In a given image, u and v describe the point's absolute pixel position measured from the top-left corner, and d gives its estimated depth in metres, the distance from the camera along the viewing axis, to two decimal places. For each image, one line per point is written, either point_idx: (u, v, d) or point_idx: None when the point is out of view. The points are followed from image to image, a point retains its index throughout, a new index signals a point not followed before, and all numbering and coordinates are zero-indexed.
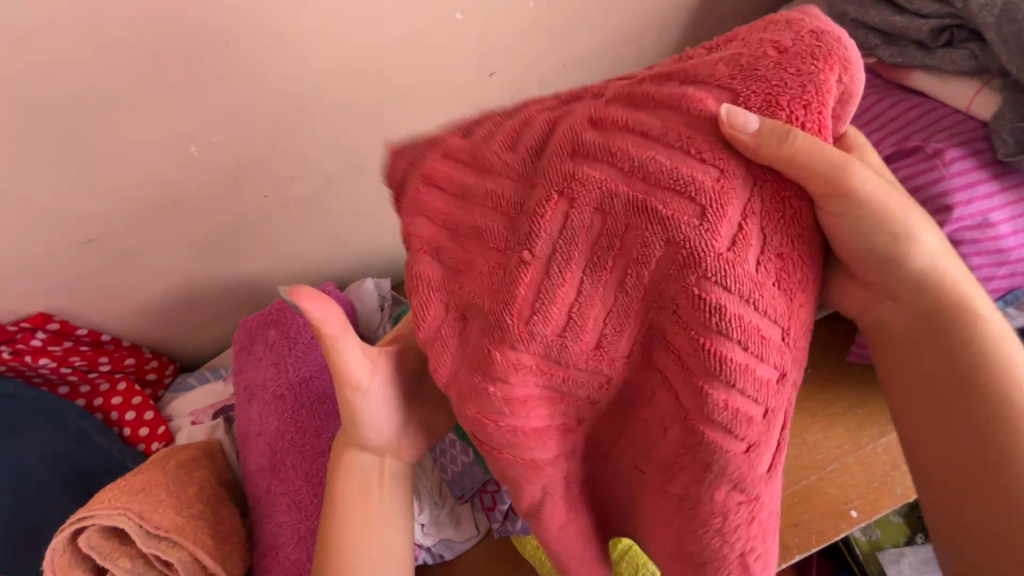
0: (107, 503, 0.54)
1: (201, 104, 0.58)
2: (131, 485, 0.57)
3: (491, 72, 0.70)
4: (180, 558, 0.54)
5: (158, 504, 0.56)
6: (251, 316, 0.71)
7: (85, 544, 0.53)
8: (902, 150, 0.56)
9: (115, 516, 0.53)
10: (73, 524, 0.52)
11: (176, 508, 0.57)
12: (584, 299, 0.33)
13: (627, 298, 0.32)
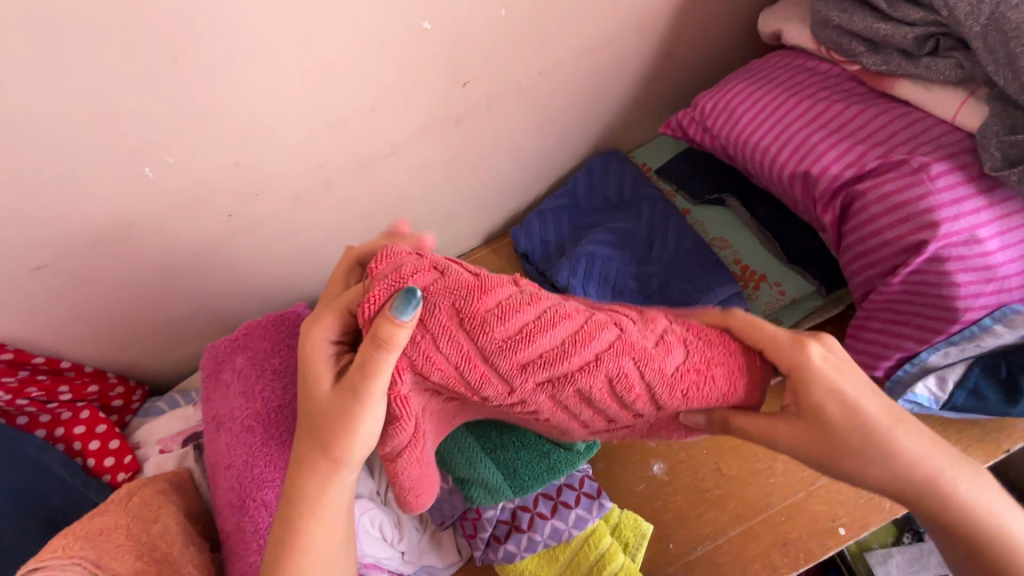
0: (61, 551, 0.51)
1: (152, 124, 0.55)
2: (88, 529, 0.53)
3: (464, 82, 0.67)
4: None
5: (116, 549, 0.53)
6: (218, 343, 0.68)
7: None
8: (888, 163, 0.55)
9: (68, 567, 0.50)
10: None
11: (136, 553, 0.54)
12: (538, 344, 0.43)
13: (608, 351, 0.44)
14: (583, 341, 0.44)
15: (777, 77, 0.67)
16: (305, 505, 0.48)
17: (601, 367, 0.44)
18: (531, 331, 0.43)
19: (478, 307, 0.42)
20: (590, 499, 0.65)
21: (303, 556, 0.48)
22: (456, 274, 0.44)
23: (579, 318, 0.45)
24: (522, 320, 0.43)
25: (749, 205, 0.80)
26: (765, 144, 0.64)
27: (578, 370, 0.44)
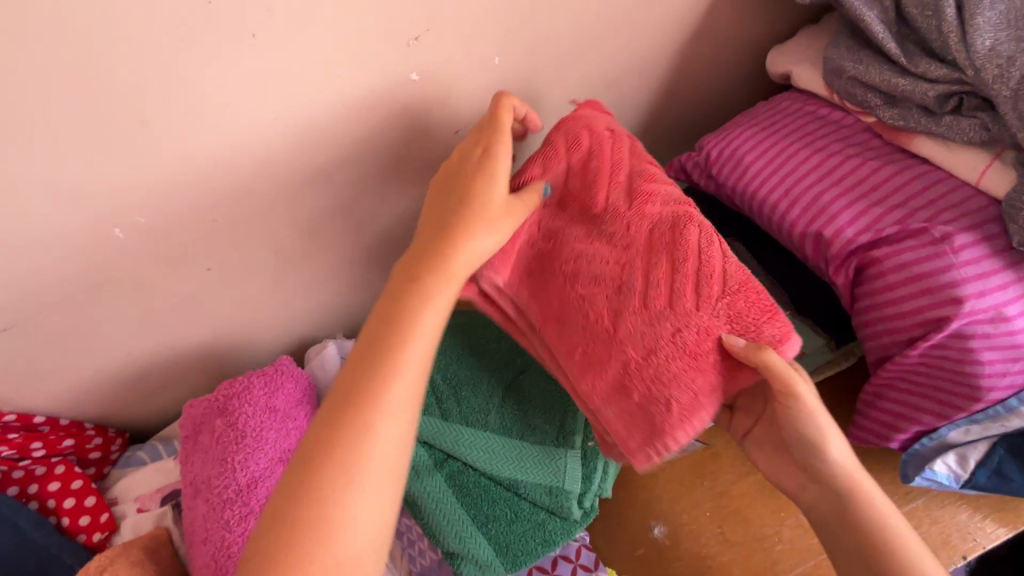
0: None
1: (120, 186, 0.51)
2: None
3: (456, 129, 0.63)
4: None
5: None
6: (195, 403, 0.64)
7: None
8: (906, 230, 0.51)
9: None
10: None
11: None
12: (634, 277, 0.52)
13: (638, 255, 0.52)
14: (660, 277, 0.51)
15: (786, 125, 0.63)
16: (347, 457, 0.41)
17: (700, 321, 0.49)
18: (611, 276, 0.53)
19: (599, 250, 0.54)
20: (585, 570, 0.65)
21: (341, 525, 0.40)
22: (566, 231, 0.56)
23: (677, 250, 0.52)
24: (610, 253, 0.53)
25: (757, 251, 0.76)
26: (773, 198, 0.60)
27: (647, 253, 0.53)
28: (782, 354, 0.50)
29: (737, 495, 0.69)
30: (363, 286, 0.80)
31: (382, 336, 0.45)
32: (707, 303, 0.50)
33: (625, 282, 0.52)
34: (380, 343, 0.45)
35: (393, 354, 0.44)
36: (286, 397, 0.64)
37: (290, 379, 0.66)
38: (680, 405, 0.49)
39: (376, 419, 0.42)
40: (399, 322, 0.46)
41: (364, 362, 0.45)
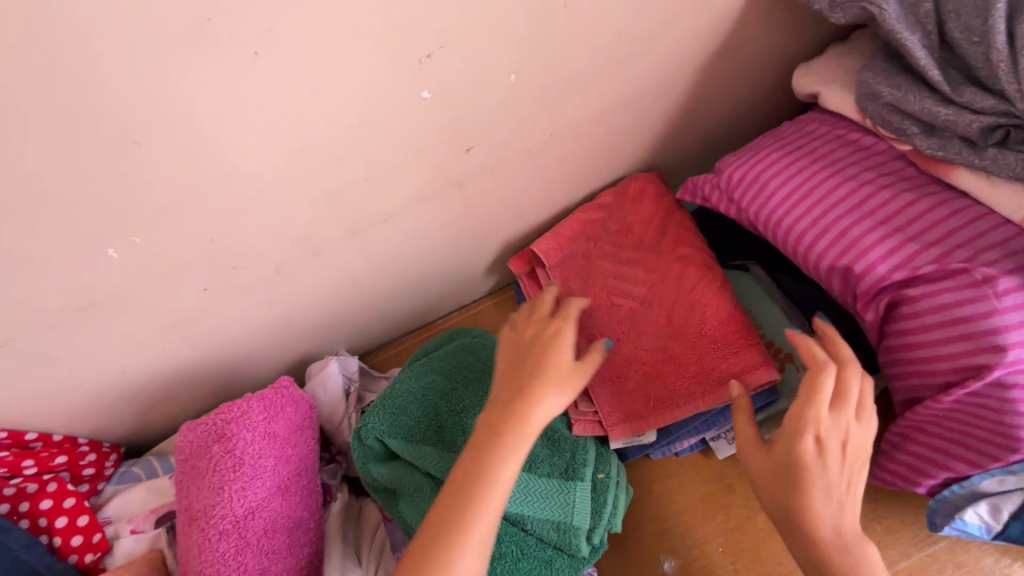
0: None
1: (112, 208, 0.48)
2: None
3: (468, 147, 0.60)
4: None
5: None
6: (193, 426, 0.62)
7: None
8: (944, 270, 0.48)
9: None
10: None
11: None
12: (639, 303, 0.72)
13: (680, 311, 0.69)
14: (662, 305, 0.71)
15: (814, 149, 0.60)
16: (456, 523, 0.46)
17: (704, 348, 0.66)
18: (631, 316, 0.72)
19: (692, 278, 0.70)
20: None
21: (462, 574, 0.45)
22: (625, 271, 0.74)
23: (676, 291, 0.70)
24: (703, 289, 0.69)
25: (777, 276, 0.74)
26: (798, 227, 0.57)
27: (694, 316, 0.68)
28: (756, 374, 0.63)
29: (751, 531, 0.66)
30: (366, 302, 0.77)
31: (479, 480, 0.48)
32: (701, 329, 0.67)
33: (660, 358, 0.69)
34: (472, 466, 0.48)
35: (494, 461, 0.48)
36: (287, 422, 0.62)
37: (290, 404, 0.63)
38: (684, 393, 0.66)
39: (479, 517, 0.46)
40: (528, 435, 0.50)
41: (471, 468, 0.49)
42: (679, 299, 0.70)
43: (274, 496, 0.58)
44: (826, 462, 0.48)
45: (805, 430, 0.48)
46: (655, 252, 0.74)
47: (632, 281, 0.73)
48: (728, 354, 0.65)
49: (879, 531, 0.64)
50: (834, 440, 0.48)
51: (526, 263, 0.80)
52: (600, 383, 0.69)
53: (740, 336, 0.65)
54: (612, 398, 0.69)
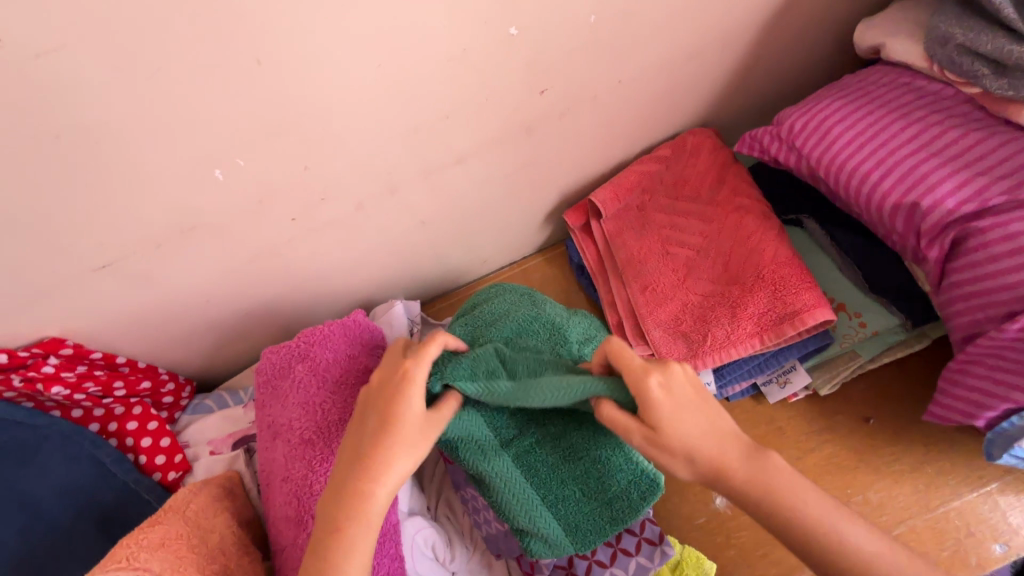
0: (123, 562, 0.50)
1: (226, 129, 0.53)
2: (152, 538, 0.53)
3: (542, 90, 0.63)
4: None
5: (179, 563, 0.52)
6: (275, 350, 0.67)
7: None
8: (1015, 201, 0.51)
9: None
10: None
11: (197, 566, 0.52)
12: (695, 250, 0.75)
13: (737, 257, 0.72)
14: (718, 252, 0.73)
15: (878, 96, 0.62)
16: (349, 519, 0.47)
17: (762, 290, 0.68)
18: (686, 263, 0.74)
19: (750, 227, 0.72)
20: (651, 544, 0.64)
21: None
22: (681, 220, 0.77)
23: (732, 239, 0.73)
24: (760, 237, 0.71)
25: (831, 229, 0.75)
26: (863, 170, 0.59)
27: (752, 261, 0.70)
28: (816, 315, 0.65)
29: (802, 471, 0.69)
30: (429, 250, 0.80)
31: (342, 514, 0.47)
32: (760, 273, 0.69)
33: (716, 301, 0.71)
34: (358, 480, 0.48)
35: (371, 480, 0.47)
36: (364, 347, 0.66)
37: (366, 332, 0.67)
38: (741, 334, 0.68)
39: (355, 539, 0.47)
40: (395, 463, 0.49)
41: (346, 488, 0.48)
42: (735, 247, 0.72)
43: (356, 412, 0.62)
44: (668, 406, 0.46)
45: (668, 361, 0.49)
46: (711, 203, 0.76)
47: (687, 230, 0.76)
48: (787, 296, 0.67)
49: (930, 472, 0.66)
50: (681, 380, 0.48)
51: (581, 216, 0.82)
52: (657, 325, 0.72)
53: (800, 279, 0.67)
54: (666, 339, 0.71)
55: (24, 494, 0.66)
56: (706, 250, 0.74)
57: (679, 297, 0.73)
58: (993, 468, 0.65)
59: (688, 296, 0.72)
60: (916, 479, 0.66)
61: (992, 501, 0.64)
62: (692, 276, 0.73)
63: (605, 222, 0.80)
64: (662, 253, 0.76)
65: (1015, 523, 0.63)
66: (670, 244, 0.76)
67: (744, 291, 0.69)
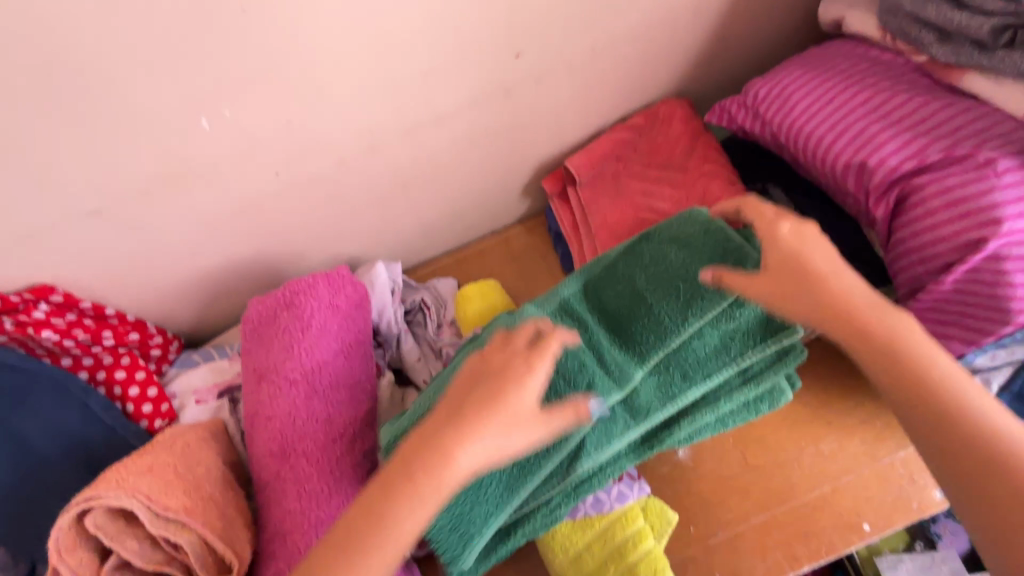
0: (114, 484, 0.54)
1: (214, 76, 0.56)
2: (140, 466, 0.56)
3: (517, 52, 0.67)
4: (189, 540, 0.54)
5: (166, 486, 0.55)
6: (261, 300, 0.70)
7: (92, 524, 0.53)
8: (951, 157, 0.55)
9: (123, 497, 0.53)
10: (82, 503, 0.53)
11: (185, 490, 0.56)
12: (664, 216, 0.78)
13: None
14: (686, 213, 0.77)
15: (836, 65, 0.66)
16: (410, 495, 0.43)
17: None
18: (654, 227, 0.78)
19: (713, 192, 0.76)
20: (633, 478, 0.66)
21: (383, 536, 0.43)
22: (650, 188, 0.80)
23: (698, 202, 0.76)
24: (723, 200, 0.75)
25: (794, 197, 0.79)
26: (819, 132, 0.63)
27: None
28: None
29: (760, 424, 0.72)
30: (411, 213, 0.83)
31: (432, 456, 0.44)
32: None
33: None
34: (434, 445, 0.44)
35: (448, 456, 0.44)
36: (348, 298, 0.70)
37: (350, 284, 0.72)
38: None
39: (416, 505, 0.43)
40: (506, 413, 0.45)
41: (425, 445, 0.44)
42: None
43: (339, 355, 0.66)
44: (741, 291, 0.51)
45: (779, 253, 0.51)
46: (680, 174, 0.80)
47: (656, 197, 0.80)
48: None
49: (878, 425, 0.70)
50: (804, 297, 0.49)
51: (558, 182, 0.86)
52: None
53: None
54: None
55: (15, 433, 0.68)
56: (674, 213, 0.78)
57: None
58: None
59: None
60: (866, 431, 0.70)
61: None
62: None
63: (577, 190, 0.83)
64: (635, 219, 0.79)
65: None
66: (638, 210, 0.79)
67: None
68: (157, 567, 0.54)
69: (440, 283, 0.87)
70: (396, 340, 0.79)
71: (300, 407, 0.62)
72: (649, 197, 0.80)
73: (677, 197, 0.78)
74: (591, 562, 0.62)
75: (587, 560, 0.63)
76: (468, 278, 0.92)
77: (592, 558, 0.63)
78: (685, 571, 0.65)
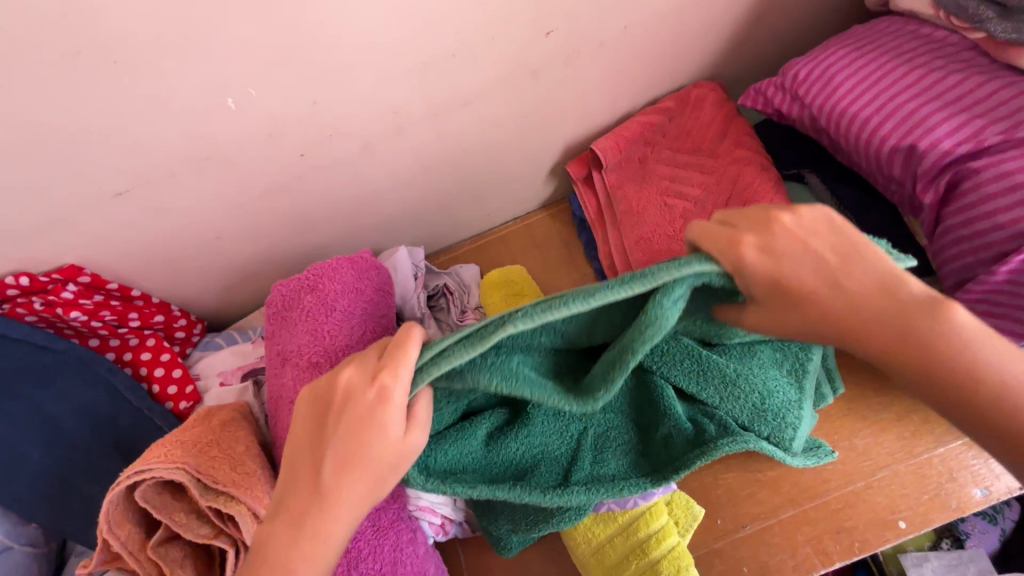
0: (163, 457, 0.53)
1: (239, 55, 0.55)
2: (184, 441, 0.56)
3: (547, 32, 0.65)
4: (239, 512, 0.53)
5: (214, 461, 0.55)
6: (285, 283, 0.69)
7: (140, 498, 0.53)
8: (1010, 141, 0.52)
9: (173, 470, 0.52)
10: (131, 476, 0.52)
11: (231, 465, 0.56)
12: (693, 202, 0.76)
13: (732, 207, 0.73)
14: (717, 200, 0.74)
15: (883, 43, 0.62)
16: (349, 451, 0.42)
17: None
18: (683, 213, 0.76)
19: (748, 178, 0.73)
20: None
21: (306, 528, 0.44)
22: (679, 173, 0.78)
23: (730, 188, 0.74)
24: (756, 186, 0.72)
25: (831, 184, 0.76)
26: (864, 115, 0.60)
27: None
28: None
29: None
30: (434, 197, 0.81)
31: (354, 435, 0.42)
32: None
33: None
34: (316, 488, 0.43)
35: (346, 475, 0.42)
36: (371, 282, 0.70)
37: (373, 269, 0.71)
38: None
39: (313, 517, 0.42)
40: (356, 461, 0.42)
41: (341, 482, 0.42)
42: (732, 198, 0.73)
43: (364, 339, 0.65)
44: (771, 272, 0.40)
45: (769, 219, 0.41)
46: (712, 157, 0.77)
47: (685, 182, 0.77)
48: None
49: (915, 420, 0.67)
50: (788, 240, 0.41)
51: (583, 167, 0.84)
52: None
53: None
54: None
55: (44, 412, 0.69)
56: (705, 199, 0.75)
57: (674, 245, 0.74)
58: None
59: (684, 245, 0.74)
60: (902, 427, 0.67)
61: (976, 449, 0.65)
62: (689, 226, 0.75)
63: (603, 176, 0.81)
64: (661, 205, 0.77)
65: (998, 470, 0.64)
66: (667, 196, 0.77)
67: None
68: (206, 540, 0.54)
69: (463, 270, 0.87)
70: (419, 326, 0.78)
71: None
72: (680, 182, 0.78)
73: (706, 183, 0.76)
74: (613, 554, 0.62)
75: (609, 552, 0.62)
76: (490, 264, 0.91)
77: (615, 550, 0.62)
78: (710, 564, 0.64)
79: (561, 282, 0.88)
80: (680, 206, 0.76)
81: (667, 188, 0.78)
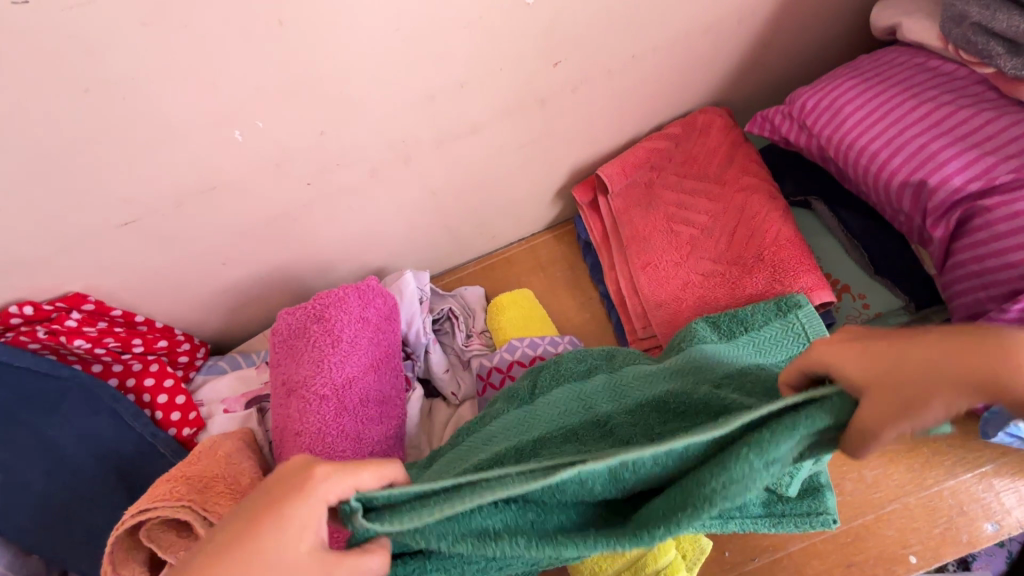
0: (168, 495, 0.53)
1: (249, 89, 0.55)
2: (187, 477, 0.55)
3: (556, 62, 0.65)
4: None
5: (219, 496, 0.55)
6: (290, 311, 0.68)
7: (144, 537, 0.53)
8: (1021, 180, 0.52)
9: (178, 508, 0.52)
10: (136, 517, 0.51)
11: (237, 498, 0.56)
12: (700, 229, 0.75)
13: (738, 236, 0.73)
14: (724, 228, 0.74)
15: (891, 75, 0.62)
16: (237, 533, 0.36)
17: (763, 268, 0.69)
18: (689, 241, 0.75)
19: (754, 206, 0.73)
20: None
21: None
22: (685, 200, 0.78)
23: (737, 216, 0.74)
24: (763, 214, 0.72)
25: (838, 211, 0.75)
26: (873, 148, 0.60)
27: (754, 240, 0.71)
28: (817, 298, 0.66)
29: None
30: (440, 221, 0.81)
31: (248, 515, 0.36)
32: (767, 253, 0.70)
33: (716, 275, 0.72)
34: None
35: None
36: (378, 311, 0.69)
37: (379, 296, 0.70)
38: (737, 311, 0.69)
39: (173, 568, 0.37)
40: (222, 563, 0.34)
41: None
42: (738, 226, 0.73)
43: (370, 370, 0.65)
44: None
45: None
46: (719, 184, 0.77)
47: (691, 208, 0.77)
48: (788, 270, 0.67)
49: (924, 451, 0.67)
50: None
51: (588, 191, 0.83)
52: (658, 303, 0.74)
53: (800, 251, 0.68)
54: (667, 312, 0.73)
55: (47, 440, 0.68)
56: (711, 226, 0.75)
57: (679, 273, 0.74)
58: (991, 449, 0.66)
59: (691, 273, 0.73)
60: (912, 458, 0.67)
61: (986, 482, 0.65)
62: (695, 254, 0.74)
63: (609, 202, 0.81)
64: (668, 231, 0.77)
65: (1007, 503, 0.64)
66: (673, 223, 0.77)
67: (743, 266, 0.71)
68: None
69: (469, 293, 0.86)
70: (424, 352, 0.78)
71: (324, 421, 0.61)
72: (685, 209, 0.77)
73: (712, 211, 0.76)
74: None
75: None
76: (495, 287, 0.90)
77: None
78: None
79: (567, 306, 0.87)
80: (686, 233, 0.76)
81: (672, 215, 0.77)
